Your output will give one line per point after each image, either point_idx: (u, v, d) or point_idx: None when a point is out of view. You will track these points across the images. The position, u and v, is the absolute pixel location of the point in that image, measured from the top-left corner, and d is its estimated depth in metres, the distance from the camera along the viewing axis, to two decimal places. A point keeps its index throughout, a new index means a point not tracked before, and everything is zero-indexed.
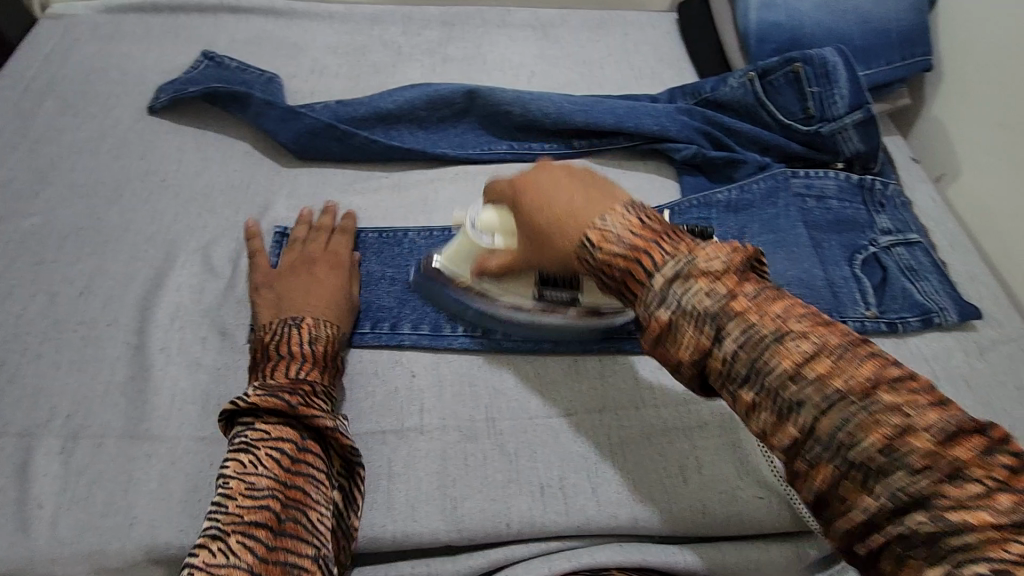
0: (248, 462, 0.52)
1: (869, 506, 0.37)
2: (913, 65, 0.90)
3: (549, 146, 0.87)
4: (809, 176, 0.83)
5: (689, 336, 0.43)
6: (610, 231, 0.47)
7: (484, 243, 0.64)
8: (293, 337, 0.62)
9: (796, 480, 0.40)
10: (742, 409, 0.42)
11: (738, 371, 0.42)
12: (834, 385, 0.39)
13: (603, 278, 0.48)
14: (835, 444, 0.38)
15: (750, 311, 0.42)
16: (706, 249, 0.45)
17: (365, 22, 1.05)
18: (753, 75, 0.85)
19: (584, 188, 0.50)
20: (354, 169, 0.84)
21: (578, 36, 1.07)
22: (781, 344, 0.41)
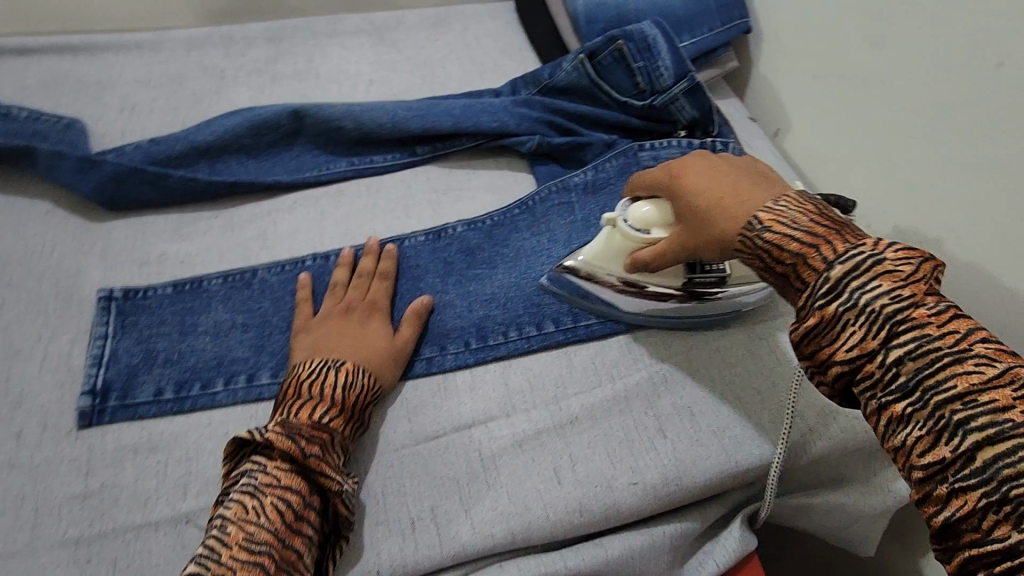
0: (251, 509, 0.50)
1: (1008, 538, 0.36)
2: (733, 29, 0.93)
3: (391, 157, 0.83)
4: (654, 148, 0.83)
5: (850, 336, 0.43)
6: (784, 215, 0.49)
7: (638, 236, 0.61)
8: (328, 379, 0.59)
9: (931, 500, 0.40)
10: (885, 418, 0.42)
11: (899, 381, 0.41)
12: (1009, 414, 0.38)
13: (768, 259, 0.49)
14: (989, 471, 0.37)
15: (933, 324, 0.41)
16: (894, 253, 0.44)
17: (180, 47, 0.96)
18: (583, 57, 0.84)
19: (750, 173, 0.55)
20: (178, 213, 0.76)
21: (415, 37, 1.04)
22: (957, 364, 0.40)
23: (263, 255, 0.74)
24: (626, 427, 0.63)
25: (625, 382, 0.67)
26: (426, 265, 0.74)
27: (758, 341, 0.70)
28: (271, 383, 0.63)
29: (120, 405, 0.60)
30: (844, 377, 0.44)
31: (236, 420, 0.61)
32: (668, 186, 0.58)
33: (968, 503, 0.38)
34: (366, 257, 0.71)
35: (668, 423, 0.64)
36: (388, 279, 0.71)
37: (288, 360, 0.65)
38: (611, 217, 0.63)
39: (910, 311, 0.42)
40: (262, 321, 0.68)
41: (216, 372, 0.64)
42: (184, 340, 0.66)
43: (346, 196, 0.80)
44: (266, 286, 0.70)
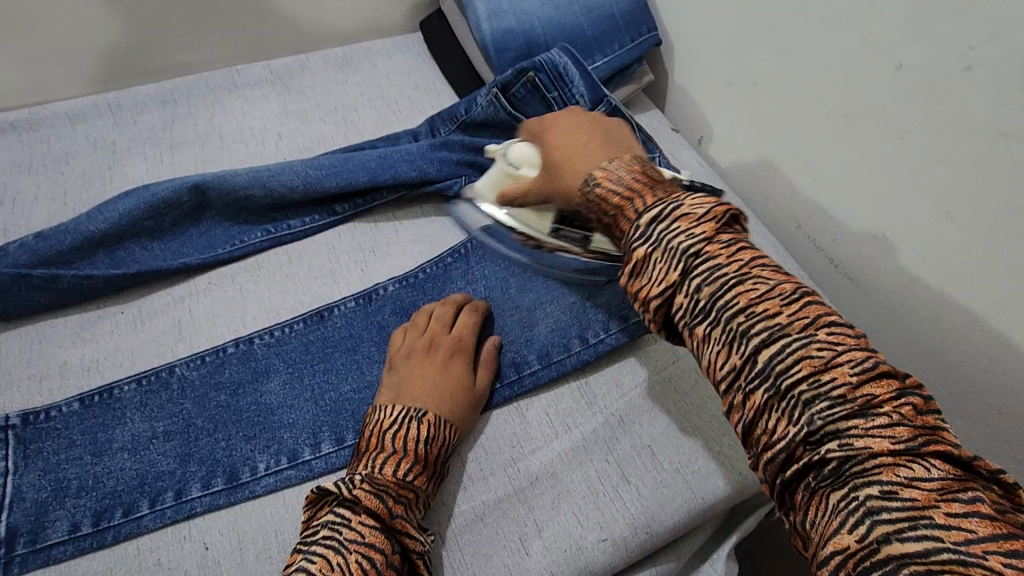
0: (337, 566, 0.49)
1: (786, 435, 0.40)
2: (644, 44, 0.92)
3: (309, 220, 0.78)
4: None
5: (659, 271, 0.47)
6: (613, 172, 0.53)
7: (514, 172, 0.69)
8: (409, 432, 0.58)
9: (735, 408, 0.43)
10: (695, 342, 0.45)
11: (699, 305, 0.45)
12: (782, 321, 0.42)
13: (598, 209, 0.54)
14: (770, 375, 0.41)
15: (722, 254, 0.45)
16: (692, 199, 0.48)
17: (63, 122, 0.88)
18: (496, 91, 0.82)
19: (602, 135, 0.59)
20: (77, 314, 0.69)
21: (323, 81, 0.98)
22: (740, 284, 0.44)
23: (180, 348, 0.68)
24: (588, 479, 0.61)
25: (582, 431, 0.64)
26: (359, 335, 0.70)
27: None
28: (203, 496, 0.58)
29: (31, 551, 0.54)
30: (662, 312, 0.47)
31: (168, 544, 0.56)
32: (536, 135, 0.65)
33: (756, 404, 0.42)
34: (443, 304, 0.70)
35: (631, 467, 0.62)
36: (473, 312, 0.69)
37: (219, 465, 0.60)
38: (494, 148, 0.73)
39: (702, 245, 0.45)
40: (186, 426, 0.62)
41: (139, 493, 0.58)
42: (98, 462, 0.59)
43: (266, 269, 0.75)
44: (186, 384, 0.65)
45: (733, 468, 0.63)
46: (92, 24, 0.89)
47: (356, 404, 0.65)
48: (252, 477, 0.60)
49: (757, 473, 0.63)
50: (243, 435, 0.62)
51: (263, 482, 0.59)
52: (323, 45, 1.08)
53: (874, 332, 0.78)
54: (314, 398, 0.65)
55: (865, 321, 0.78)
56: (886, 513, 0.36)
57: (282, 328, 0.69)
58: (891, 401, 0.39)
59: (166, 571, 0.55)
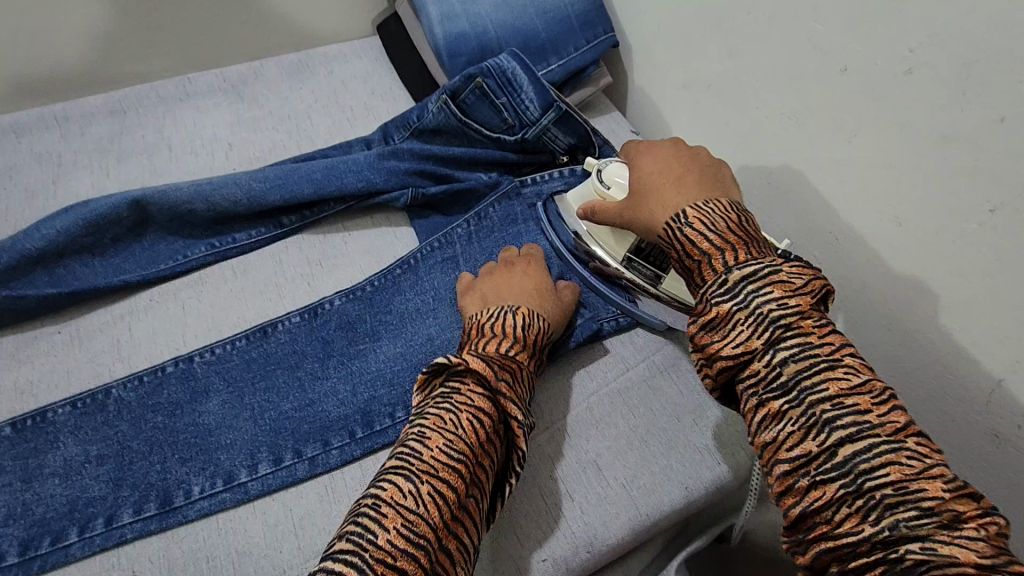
0: (450, 420, 0.52)
1: (858, 533, 0.38)
2: (599, 46, 0.90)
3: (255, 233, 0.77)
4: (538, 182, 0.80)
5: (740, 333, 0.45)
6: (707, 216, 0.51)
7: (604, 192, 0.67)
8: (507, 321, 0.62)
9: (792, 494, 0.42)
10: (762, 415, 0.44)
11: (779, 381, 0.44)
12: (870, 415, 0.41)
13: (683, 254, 0.52)
14: (851, 466, 0.40)
15: (814, 333, 0.44)
16: (790, 268, 0.47)
17: (7, 136, 0.86)
18: (446, 98, 0.80)
19: (697, 169, 0.57)
20: (13, 336, 0.68)
21: (277, 88, 0.97)
22: (831, 369, 0.43)
23: (117, 369, 0.66)
24: (529, 497, 0.60)
25: (527, 447, 0.63)
26: (302, 350, 0.68)
27: (659, 376, 0.68)
28: (134, 521, 0.57)
29: None
30: (727, 374, 0.47)
31: (97, 573, 0.55)
32: (633, 157, 0.64)
33: (824, 494, 0.40)
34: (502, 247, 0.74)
35: (575, 484, 0.61)
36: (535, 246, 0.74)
37: (152, 489, 0.59)
38: (593, 162, 0.70)
39: (794, 318, 0.45)
40: (120, 449, 0.61)
41: (68, 520, 0.57)
42: (28, 489, 0.58)
43: (209, 284, 0.73)
44: (121, 406, 0.63)
45: (679, 482, 0.61)
46: (37, 36, 0.88)
47: (295, 422, 0.63)
48: (186, 501, 0.59)
49: (703, 486, 0.62)
50: (179, 457, 0.61)
51: (197, 506, 0.58)
52: (280, 50, 1.06)
53: None
54: (253, 417, 0.64)
55: None
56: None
57: (223, 345, 0.68)
58: (977, 520, 0.37)
59: None
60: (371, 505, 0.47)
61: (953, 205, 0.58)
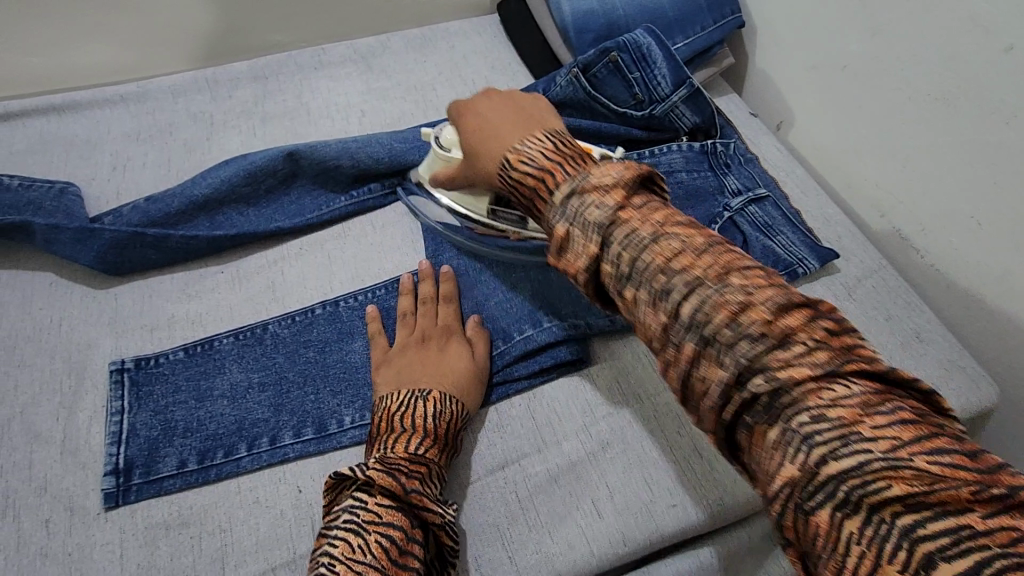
0: (357, 546, 0.47)
1: (720, 380, 0.40)
2: (726, 25, 0.90)
3: (391, 190, 0.82)
4: (655, 155, 0.82)
5: (577, 240, 0.47)
6: (526, 153, 0.52)
7: (448, 158, 0.70)
8: (418, 410, 0.58)
9: (668, 367, 0.43)
10: (626, 306, 0.46)
11: (623, 272, 0.45)
12: (696, 272, 0.42)
13: (516, 192, 0.53)
14: (694, 325, 0.41)
15: (634, 219, 0.46)
16: (599, 169, 0.48)
17: (166, 96, 0.94)
18: (577, 71, 0.82)
19: (516, 116, 0.58)
20: (182, 272, 0.75)
21: (403, 61, 1.01)
22: (653, 245, 0.44)
23: (273, 308, 0.72)
24: (661, 452, 0.63)
25: (655, 405, 0.65)
26: None
27: None
28: (295, 443, 0.62)
29: (145, 481, 0.59)
30: (593, 281, 0.48)
31: (264, 485, 0.60)
32: (456, 121, 0.63)
33: (685, 358, 0.42)
34: (425, 281, 0.71)
35: (704, 443, 0.63)
36: (450, 300, 0.70)
37: (309, 416, 0.64)
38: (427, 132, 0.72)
39: (611, 213, 0.46)
40: (278, 378, 0.66)
41: (238, 437, 0.62)
42: (202, 406, 0.65)
43: (351, 236, 0.79)
44: (278, 340, 0.69)
45: None
46: (194, 8, 0.95)
47: None
48: (339, 429, 0.63)
49: None
50: (331, 390, 0.66)
51: (349, 433, 0.63)
52: (403, 26, 1.10)
53: (967, 325, 0.74)
54: None
55: (950, 315, 0.76)
56: (817, 436, 0.36)
57: (366, 293, 0.73)
58: (810, 330, 0.39)
59: (264, 509, 0.59)
60: None
61: None
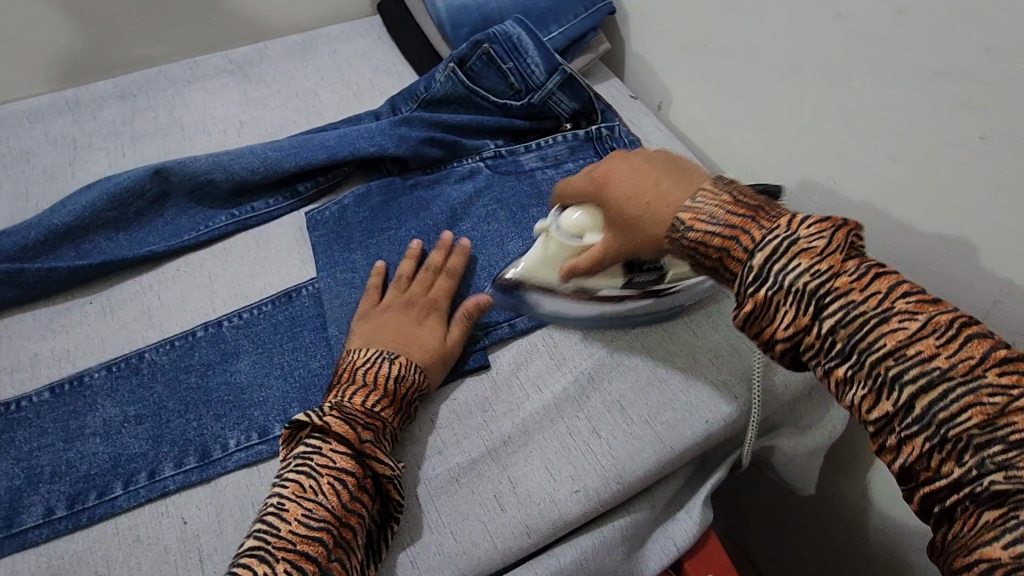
0: (309, 488, 0.52)
1: (951, 475, 0.37)
2: (597, 13, 0.92)
3: (273, 202, 0.79)
4: (541, 147, 0.84)
5: (785, 314, 0.43)
6: (703, 210, 0.50)
7: (577, 244, 0.62)
8: (382, 370, 0.61)
9: (885, 452, 0.40)
10: (833, 383, 0.42)
11: (836, 349, 0.41)
12: (937, 362, 0.38)
13: (697, 253, 0.51)
14: (930, 421, 0.38)
15: (855, 290, 0.41)
16: (808, 228, 0.44)
17: (21, 122, 0.87)
18: (453, 66, 0.83)
19: (671, 173, 0.55)
20: (47, 307, 0.70)
21: (282, 69, 0.98)
22: (884, 323, 0.40)
23: (150, 334, 0.69)
24: (560, 435, 0.63)
25: (552, 391, 0.66)
26: (325, 311, 0.70)
27: (672, 321, 0.71)
28: (176, 474, 0.59)
29: (7, 535, 0.55)
30: (790, 353, 0.44)
31: (144, 522, 0.57)
32: (597, 193, 0.59)
33: (915, 449, 0.38)
34: (436, 251, 0.72)
35: (600, 422, 0.64)
36: (450, 276, 0.71)
37: (191, 444, 0.61)
38: (544, 225, 0.64)
39: (829, 282, 0.42)
40: (157, 408, 0.63)
41: (113, 475, 0.58)
42: (71, 448, 0.60)
43: (233, 252, 0.76)
44: (155, 368, 0.66)
45: (700, 416, 0.65)
46: (42, 27, 0.89)
47: (324, 379, 0.66)
48: (225, 454, 0.61)
49: (721, 418, 0.65)
50: (215, 414, 0.63)
51: (234, 457, 0.60)
52: (282, 33, 1.07)
53: None
54: (284, 375, 0.66)
55: None
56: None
57: (250, 310, 0.71)
58: None
59: (144, 546, 0.55)
60: None
61: (952, 138, 0.60)
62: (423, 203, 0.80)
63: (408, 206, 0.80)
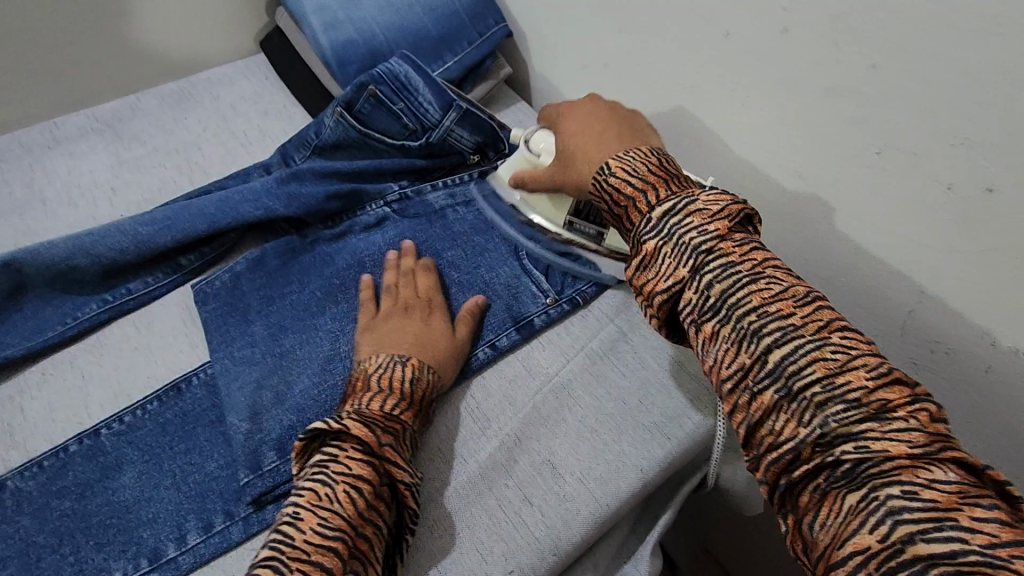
0: (324, 495, 0.48)
1: (796, 437, 0.39)
2: (492, 38, 0.88)
3: (153, 279, 0.72)
4: (448, 185, 0.80)
5: (666, 266, 0.45)
6: (630, 163, 0.52)
7: (538, 159, 0.69)
8: (395, 373, 0.58)
9: (741, 410, 0.42)
10: (701, 339, 0.44)
11: (708, 303, 0.44)
12: (793, 319, 0.41)
13: (610, 201, 0.52)
14: (783, 375, 0.40)
15: (732, 251, 0.44)
16: (708, 195, 0.47)
17: None
18: (341, 109, 0.77)
19: (621, 127, 0.59)
20: None
21: (158, 122, 0.90)
22: (753, 282, 0.43)
23: (13, 456, 0.60)
24: (488, 509, 0.59)
25: (478, 459, 0.62)
26: (222, 400, 0.63)
27: (599, 363, 0.68)
28: None
29: None
30: (667, 307, 0.46)
31: None
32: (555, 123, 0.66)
33: (765, 403, 0.40)
34: (409, 256, 0.71)
35: (531, 487, 0.60)
36: (431, 274, 0.70)
37: None
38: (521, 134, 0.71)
39: (713, 241, 0.45)
40: (25, 546, 0.55)
41: None
42: None
43: (110, 344, 0.68)
44: (21, 497, 0.57)
45: (633, 465, 0.61)
46: None
47: (224, 482, 0.58)
48: None
49: (657, 464, 0.62)
50: (95, 542, 0.55)
51: None
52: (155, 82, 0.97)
53: None
54: (176, 483, 0.58)
55: None
56: (907, 512, 0.33)
57: (133, 411, 0.63)
58: (908, 407, 0.37)
59: None
60: None
61: (847, 150, 0.59)
62: (325, 260, 0.73)
63: (307, 268, 0.73)
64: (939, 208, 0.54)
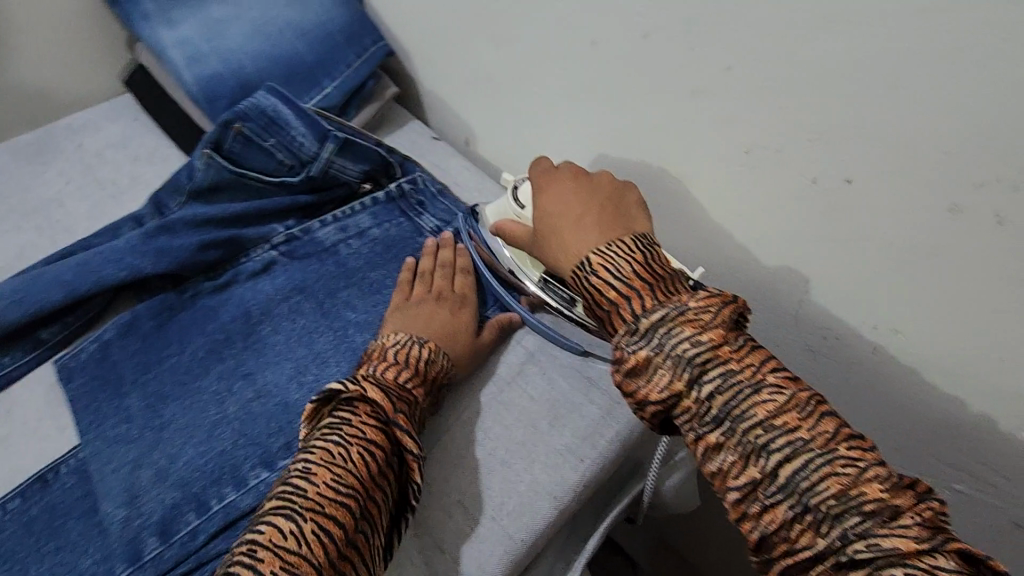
0: (337, 453, 0.48)
1: (812, 546, 0.36)
2: (372, 58, 0.84)
3: (11, 358, 0.66)
4: (338, 219, 0.75)
5: (662, 377, 0.41)
6: (612, 260, 0.46)
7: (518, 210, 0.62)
8: (415, 351, 0.59)
9: (746, 520, 0.38)
10: (702, 449, 0.41)
11: (709, 413, 0.40)
12: (801, 433, 0.38)
13: (591, 301, 0.47)
14: (793, 488, 0.37)
15: (732, 359, 0.41)
16: (697, 300, 0.43)
17: None
18: (209, 151, 0.71)
19: (601, 203, 0.51)
20: None
21: (13, 180, 0.82)
22: (756, 394, 0.40)
23: None
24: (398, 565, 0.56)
25: None
26: (95, 487, 0.57)
27: (507, 390, 0.66)
28: None
29: None
30: (662, 414, 0.43)
31: None
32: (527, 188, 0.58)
33: (777, 516, 0.37)
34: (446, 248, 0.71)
35: (444, 535, 0.58)
36: (465, 269, 0.70)
37: None
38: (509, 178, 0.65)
39: (709, 352, 0.41)
40: None
41: None
42: None
43: None
44: None
45: (547, 494, 0.59)
46: None
47: None
48: None
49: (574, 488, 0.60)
50: None
51: None
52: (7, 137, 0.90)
53: None
54: None
55: None
56: None
57: None
58: (915, 508, 0.36)
59: None
60: (241, 556, 0.42)
61: (720, 151, 0.59)
62: (207, 314, 0.69)
63: (187, 326, 0.68)
64: (811, 201, 0.54)
